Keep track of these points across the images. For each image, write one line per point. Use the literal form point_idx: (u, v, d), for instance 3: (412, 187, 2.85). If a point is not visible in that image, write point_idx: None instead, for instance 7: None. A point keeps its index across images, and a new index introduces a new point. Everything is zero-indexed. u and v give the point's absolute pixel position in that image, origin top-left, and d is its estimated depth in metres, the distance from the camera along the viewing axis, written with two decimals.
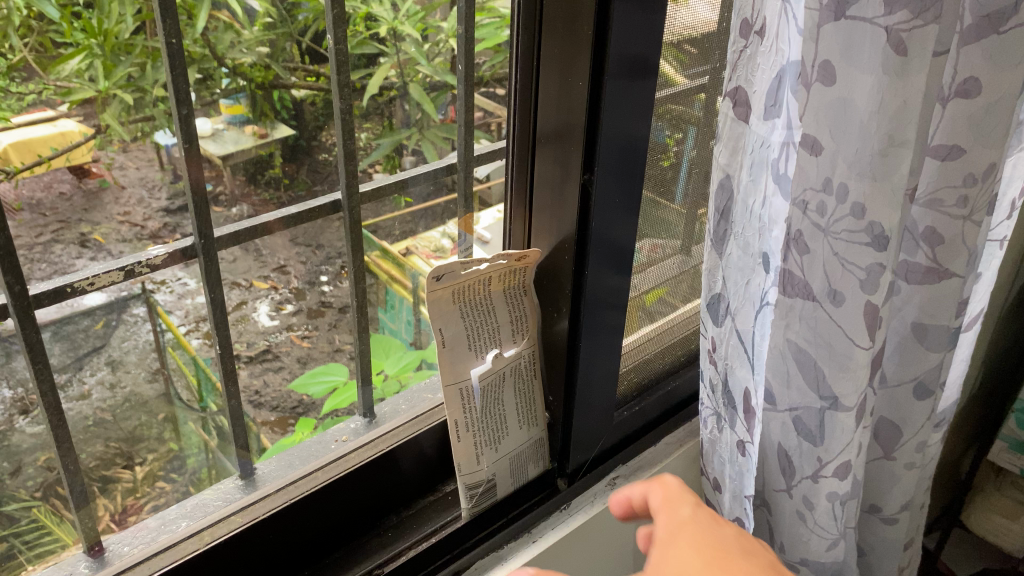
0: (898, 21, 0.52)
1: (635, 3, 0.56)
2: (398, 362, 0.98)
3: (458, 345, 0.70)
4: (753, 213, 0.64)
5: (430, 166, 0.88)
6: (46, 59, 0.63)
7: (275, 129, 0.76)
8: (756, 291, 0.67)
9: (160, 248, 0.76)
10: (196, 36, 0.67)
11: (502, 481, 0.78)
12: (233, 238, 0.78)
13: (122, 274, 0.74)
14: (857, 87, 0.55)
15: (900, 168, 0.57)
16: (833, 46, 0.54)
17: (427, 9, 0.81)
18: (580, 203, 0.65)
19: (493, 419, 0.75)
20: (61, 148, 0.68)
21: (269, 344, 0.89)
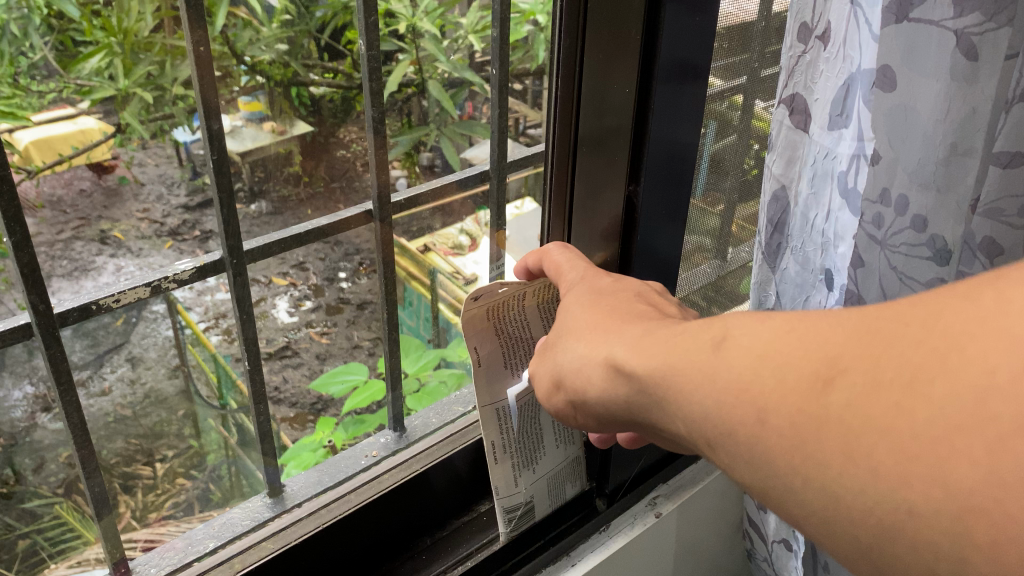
0: (969, 23, 0.54)
1: (683, 9, 0.57)
2: (418, 361, 0.98)
3: (492, 363, 0.64)
4: (814, 227, 0.68)
5: (458, 173, 0.89)
6: (66, 57, 0.63)
7: (294, 126, 0.76)
8: (816, 306, 0.72)
9: (188, 262, 0.75)
10: (216, 33, 0.67)
11: (539, 500, 0.75)
12: (265, 249, 0.79)
13: (148, 290, 0.74)
14: (920, 94, 0.57)
15: (965, 178, 0.59)
16: (895, 51, 0.56)
17: (446, 4, 0.79)
18: (628, 214, 0.67)
19: (530, 438, 0.70)
20: (81, 146, 0.68)
21: (289, 340, 0.90)
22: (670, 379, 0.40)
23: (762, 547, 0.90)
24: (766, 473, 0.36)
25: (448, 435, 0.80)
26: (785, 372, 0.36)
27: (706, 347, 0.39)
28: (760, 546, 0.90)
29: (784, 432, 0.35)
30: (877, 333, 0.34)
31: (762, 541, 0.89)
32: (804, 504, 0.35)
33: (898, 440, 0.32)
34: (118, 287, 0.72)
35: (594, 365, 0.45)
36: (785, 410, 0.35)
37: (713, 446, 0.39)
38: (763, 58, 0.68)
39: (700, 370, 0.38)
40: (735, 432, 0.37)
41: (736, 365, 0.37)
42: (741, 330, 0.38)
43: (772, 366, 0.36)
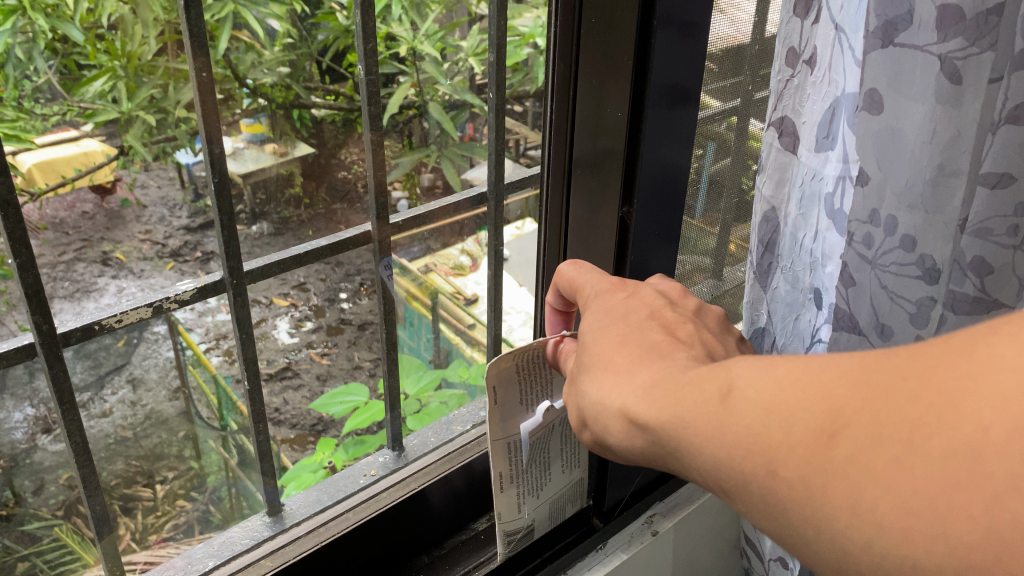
0: (953, 48, 0.51)
1: (674, 33, 0.57)
2: (419, 382, 0.98)
3: (510, 401, 0.62)
4: (803, 247, 0.66)
5: (458, 194, 0.89)
6: (71, 81, 0.64)
7: (296, 148, 0.77)
8: (806, 326, 0.71)
9: (189, 284, 0.76)
10: (218, 57, 0.67)
11: (539, 526, 0.75)
12: (262, 270, 0.79)
13: (150, 310, 0.76)
14: (906, 116, 0.54)
15: (952, 200, 0.57)
16: (881, 75, 0.53)
17: (447, 27, 0.81)
18: (618, 235, 0.67)
19: (535, 466, 0.69)
20: (84, 168, 0.69)
21: (289, 361, 0.89)
22: (679, 426, 0.37)
23: (759, 565, 0.89)
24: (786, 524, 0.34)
25: (446, 454, 0.80)
26: (797, 423, 0.34)
27: (712, 398, 0.37)
28: (757, 566, 0.90)
29: (800, 488, 0.33)
30: (881, 387, 0.33)
31: (759, 559, 0.88)
32: (822, 556, 0.34)
33: (913, 498, 0.30)
34: (122, 308, 0.74)
35: (609, 413, 0.42)
36: (800, 466, 0.33)
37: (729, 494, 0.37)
38: (757, 80, 0.68)
39: (710, 421, 0.36)
40: (754, 486, 0.35)
41: (747, 418, 0.35)
42: (746, 377, 0.37)
43: (783, 417, 0.34)
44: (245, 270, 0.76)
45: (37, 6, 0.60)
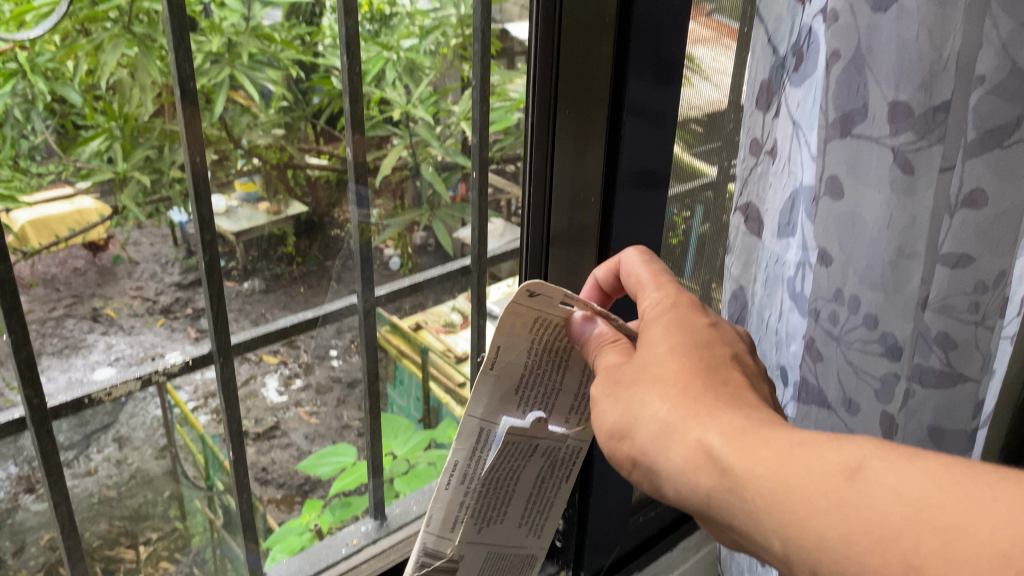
0: (904, 141, 0.51)
1: (644, 120, 0.59)
2: (407, 442, 0.97)
3: (507, 377, 0.55)
4: (770, 324, 0.64)
5: (440, 267, 0.91)
6: (67, 140, 0.65)
7: (289, 206, 0.77)
8: None
9: (178, 355, 0.75)
10: (213, 119, 0.69)
11: (470, 560, 0.64)
12: (248, 343, 0.79)
13: (138, 384, 0.74)
14: (865, 203, 0.53)
15: (910, 280, 0.55)
16: (840, 161, 0.53)
17: (439, 92, 0.83)
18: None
19: (496, 496, 0.61)
20: (77, 228, 0.70)
21: (277, 419, 0.89)
22: (741, 503, 0.38)
23: None
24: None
25: None
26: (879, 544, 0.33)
27: (839, 478, 0.35)
28: None
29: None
30: (947, 491, 0.33)
31: None
32: None
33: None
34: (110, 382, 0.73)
35: (687, 444, 0.41)
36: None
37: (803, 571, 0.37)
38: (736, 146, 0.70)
39: (808, 509, 0.36)
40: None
41: (856, 521, 0.34)
42: (881, 466, 0.35)
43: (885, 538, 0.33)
44: (232, 341, 0.77)
45: (37, 70, 0.62)
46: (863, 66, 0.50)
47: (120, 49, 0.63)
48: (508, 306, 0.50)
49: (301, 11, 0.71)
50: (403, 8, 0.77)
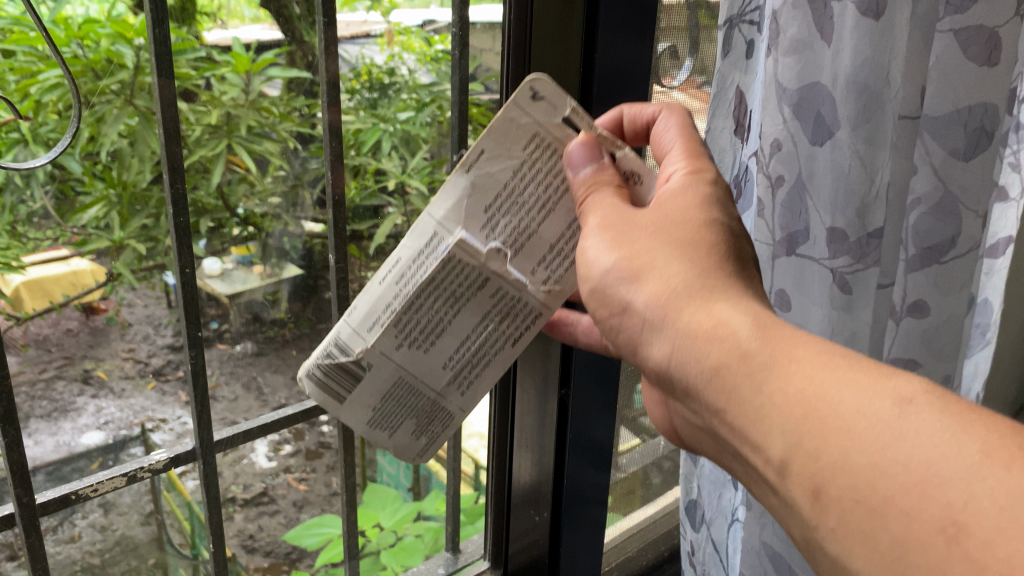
0: (842, 264, 0.54)
1: None
2: (395, 514, 0.93)
3: (489, 186, 0.45)
4: None
5: None
6: (66, 206, 0.67)
7: (284, 270, 0.76)
8: (728, 504, 0.65)
9: (163, 451, 0.70)
10: (211, 188, 0.72)
11: (381, 377, 0.47)
12: (230, 440, 0.73)
13: (123, 481, 0.68)
14: (809, 318, 0.55)
15: None
16: (786, 276, 0.55)
17: (435, 163, 0.84)
18: (558, 413, 0.72)
19: (431, 312, 0.46)
20: (72, 293, 0.70)
21: (266, 486, 0.85)
22: (749, 408, 0.34)
23: None
24: (783, 505, 0.35)
25: None
26: (938, 496, 0.28)
27: (887, 405, 0.31)
28: None
29: (841, 518, 0.31)
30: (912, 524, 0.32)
31: None
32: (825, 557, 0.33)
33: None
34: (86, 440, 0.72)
35: (699, 311, 0.36)
36: (900, 526, 0.29)
37: (805, 488, 0.33)
38: None
39: (851, 437, 0.31)
40: (835, 502, 0.31)
41: (883, 457, 0.30)
42: (936, 411, 0.30)
43: (942, 495, 0.28)
44: (216, 438, 0.71)
45: (39, 140, 0.63)
46: (804, 196, 0.52)
47: (122, 118, 0.65)
48: (506, 105, 0.43)
49: (299, 83, 0.72)
50: (402, 79, 0.80)
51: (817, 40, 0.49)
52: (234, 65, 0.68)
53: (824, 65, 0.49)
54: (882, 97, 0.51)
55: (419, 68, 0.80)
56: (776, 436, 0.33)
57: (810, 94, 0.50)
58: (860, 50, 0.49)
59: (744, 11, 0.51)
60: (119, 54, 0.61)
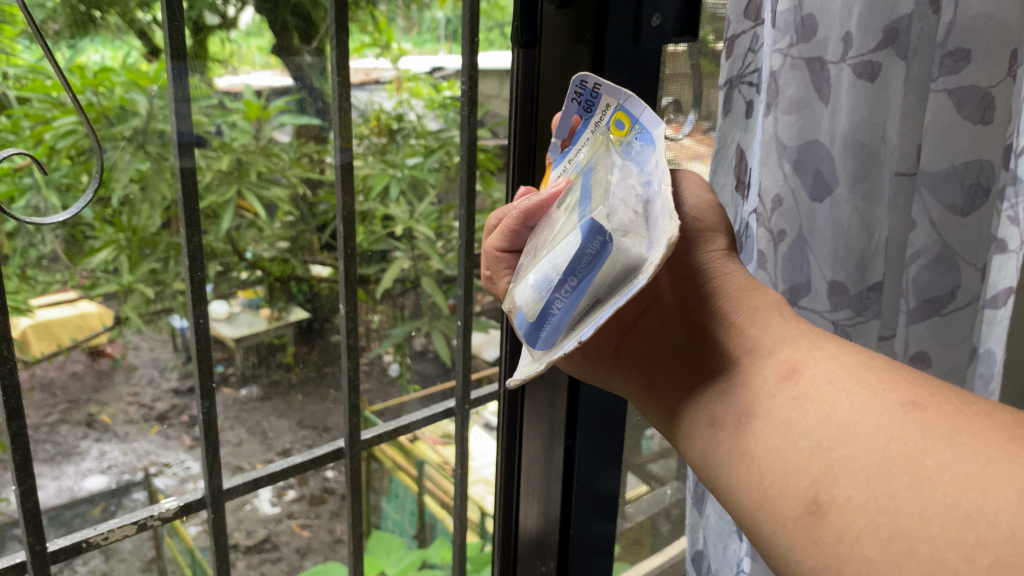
0: (842, 316, 0.58)
1: None
2: (399, 562, 0.91)
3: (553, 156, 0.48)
4: None
5: (423, 410, 0.85)
6: (75, 250, 0.67)
7: (290, 312, 0.76)
8: (733, 555, 0.66)
9: (173, 499, 0.71)
10: (220, 233, 0.73)
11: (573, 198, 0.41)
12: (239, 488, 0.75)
13: (134, 528, 0.69)
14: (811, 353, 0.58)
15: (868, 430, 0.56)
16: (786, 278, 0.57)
17: (443, 209, 0.85)
18: (565, 462, 0.71)
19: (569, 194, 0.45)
20: (80, 337, 0.70)
21: (269, 532, 0.83)
22: (763, 314, 0.37)
23: None
24: (735, 389, 0.35)
25: None
26: (917, 383, 0.31)
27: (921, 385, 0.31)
28: None
29: (807, 398, 0.32)
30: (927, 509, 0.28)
31: None
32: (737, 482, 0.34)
33: (879, 468, 0.29)
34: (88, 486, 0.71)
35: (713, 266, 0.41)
36: (852, 414, 0.31)
37: (779, 368, 0.34)
38: None
39: (882, 373, 0.32)
40: (812, 376, 0.33)
41: (897, 403, 0.30)
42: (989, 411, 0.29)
43: (921, 384, 0.31)
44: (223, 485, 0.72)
45: (51, 185, 0.63)
46: (805, 247, 0.57)
47: (133, 164, 0.65)
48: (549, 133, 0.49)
49: (308, 129, 0.71)
50: (410, 124, 0.80)
51: (815, 100, 0.54)
52: (246, 113, 0.69)
53: (822, 122, 0.54)
54: (878, 155, 0.55)
55: (428, 113, 0.81)
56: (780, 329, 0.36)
57: (809, 151, 0.55)
58: (856, 109, 0.53)
59: (743, 73, 0.54)
60: (132, 102, 0.63)
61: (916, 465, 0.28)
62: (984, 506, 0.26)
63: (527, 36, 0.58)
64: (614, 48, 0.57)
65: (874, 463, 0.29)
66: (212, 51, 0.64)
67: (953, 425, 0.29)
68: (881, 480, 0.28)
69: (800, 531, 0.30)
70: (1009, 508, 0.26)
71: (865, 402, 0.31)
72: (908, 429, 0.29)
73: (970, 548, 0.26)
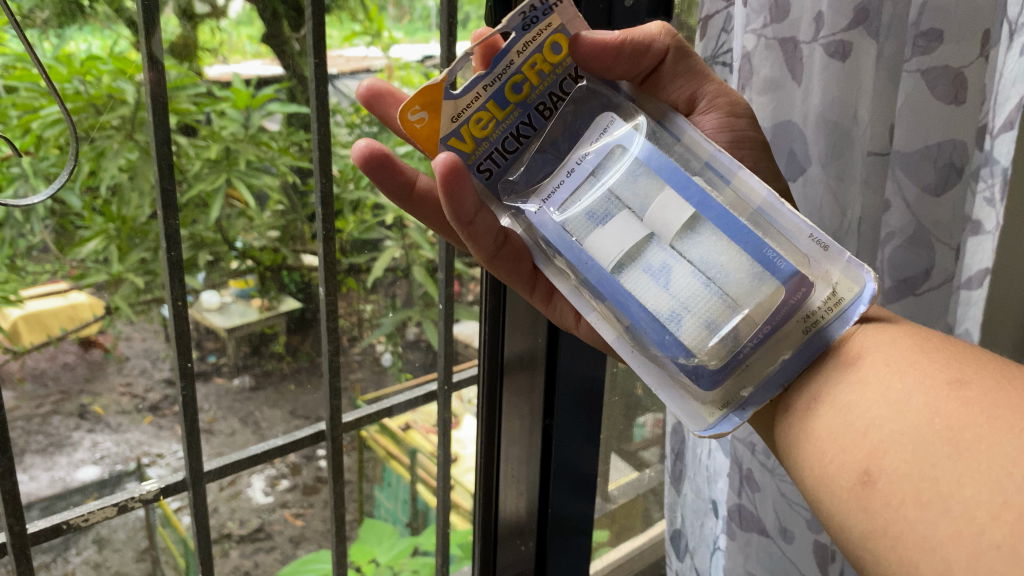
0: None
1: None
2: (391, 549, 0.90)
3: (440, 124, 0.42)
4: (701, 462, 0.65)
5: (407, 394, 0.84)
6: (65, 240, 0.67)
7: (282, 304, 0.76)
8: (709, 533, 0.66)
9: (153, 480, 0.69)
10: (209, 222, 0.72)
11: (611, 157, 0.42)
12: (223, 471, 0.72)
13: (114, 510, 0.67)
14: None
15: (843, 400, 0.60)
16: None
17: None
18: (543, 444, 0.72)
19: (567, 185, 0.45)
20: (69, 327, 0.69)
21: (262, 522, 0.83)
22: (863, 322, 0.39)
23: None
24: (813, 386, 0.38)
25: None
26: (970, 363, 0.33)
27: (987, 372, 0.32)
28: None
29: (867, 378, 0.35)
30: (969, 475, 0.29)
31: None
32: (807, 463, 0.36)
33: (922, 442, 0.30)
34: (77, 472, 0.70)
35: None
36: (905, 390, 0.33)
37: (845, 358, 0.37)
38: None
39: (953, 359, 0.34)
40: (871, 363, 0.36)
41: (950, 382, 0.32)
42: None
43: (976, 365, 0.33)
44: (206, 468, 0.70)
45: (40, 174, 0.64)
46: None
47: (121, 153, 0.66)
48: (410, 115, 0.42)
49: (298, 118, 0.72)
50: None
51: (788, 80, 0.54)
52: (234, 100, 0.68)
53: (795, 103, 0.55)
54: (851, 134, 0.54)
55: None
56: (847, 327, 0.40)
57: (783, 130, 0.56)
58: (828, 90, 0.53)
59: (717, 53, 0.60)
60: (121, 90, 0.63)
61: (956, 437, 0.29)
62: (1012, 474, 0.27)
63: (501, 15, 0.58)
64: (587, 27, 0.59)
65: (918, 437, 0.30)
66: (201, 39, 0.64)
67: (993, 400, 0.30)
68: (923, 453, 0.30)
69: (853, 503, 0.32)
70: None
71: (917, 383, 0.33)
72: (952, 404, 0.31)
73: (999, 506, 0.26)
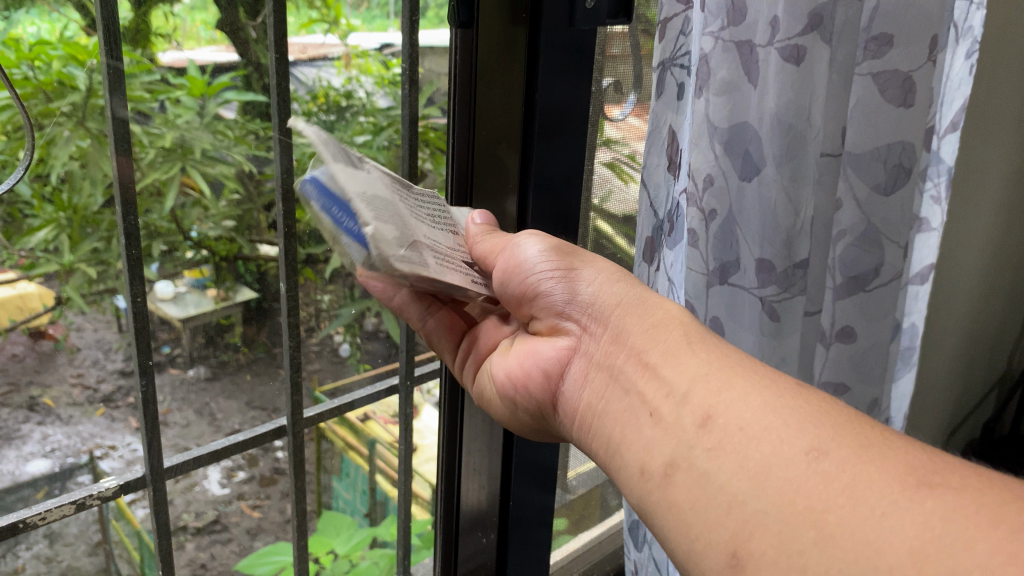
0: (770, 293, 0.66)
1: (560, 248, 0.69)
2: (350, 540, 0.92)
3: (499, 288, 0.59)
4: None
5: (369, 388, 0.85)
6: (13, 229, 0.63)
7: (238, 293, 0.74)
8: None
9: (112, 478, 0.71)
10: (164, 212, 0.69)
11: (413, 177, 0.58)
12: (180, 467, 0.76)
13: (72, 508, 0.69)
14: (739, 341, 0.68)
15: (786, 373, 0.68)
16: (719, 305, 0.66)
17: None
18: (506, 439, 0.73)
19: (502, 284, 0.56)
20: (19, 317, 0.66)
21: (218, 513, 0.82)
22: (721, 362, 0.44)
23: None
24: (664, 442, 0.42)
25: None
26: (824, 431, 0.37)
27: (829, 438, 0.37)
28: None
29: (720, 438, 0.40)
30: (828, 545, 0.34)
31: None
32: (672, 526, 0.40)
33: (789, 523, 0.35)
34: (28, 468, 0.68)
35: (671, 306, 0.50)
36: (766, 456, 0.37)
37: (697, 417, 0.41)
38: None
39: (801, 416, 0.39)
40: (724, 426, 0.40)
41: (804, 458, 0.36)
42: (890, 464, 0.35)
43: (832, 431, 0.37)
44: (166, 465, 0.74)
45: None
46: (734, 226, 0.63)
47: (72, 141, 0.63)
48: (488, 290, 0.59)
49: (256, 107, 0.69)
50: (359, 101, 0.77)
51: (744, 83, 0.59)
52: (189, 88, 0.65)
53: (751, 105, 0.60)
54: (805, 136, 0.62)
55: (376, 90, 0.77)
56: (691, 374, 0.44)
57: (739, 132, 0.60)
58: (782, 92, 0.60)
59: (675, 56, 0.59)
60: (71, 77, 0.60)
61: (821, 519, 0.34)
62: (878, 565, 0.31)
63: (465, 16, 0.61)
64: (548, 28, 0.62)
65: (781, 519, 0.35)
66: (155, 25, 0.61)
67: (852, 479, 0.35)
68: (791, 538, 0.34)
69: None
70: (899, 567, 0.31)
71: (773, 454, 0.37)
72: (814, 482, 0.35)
73: None
